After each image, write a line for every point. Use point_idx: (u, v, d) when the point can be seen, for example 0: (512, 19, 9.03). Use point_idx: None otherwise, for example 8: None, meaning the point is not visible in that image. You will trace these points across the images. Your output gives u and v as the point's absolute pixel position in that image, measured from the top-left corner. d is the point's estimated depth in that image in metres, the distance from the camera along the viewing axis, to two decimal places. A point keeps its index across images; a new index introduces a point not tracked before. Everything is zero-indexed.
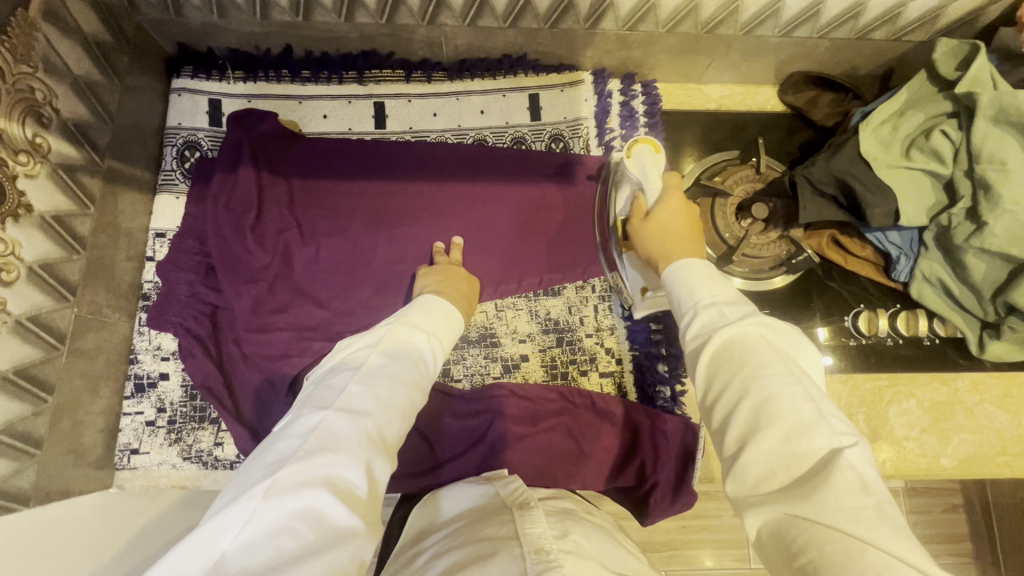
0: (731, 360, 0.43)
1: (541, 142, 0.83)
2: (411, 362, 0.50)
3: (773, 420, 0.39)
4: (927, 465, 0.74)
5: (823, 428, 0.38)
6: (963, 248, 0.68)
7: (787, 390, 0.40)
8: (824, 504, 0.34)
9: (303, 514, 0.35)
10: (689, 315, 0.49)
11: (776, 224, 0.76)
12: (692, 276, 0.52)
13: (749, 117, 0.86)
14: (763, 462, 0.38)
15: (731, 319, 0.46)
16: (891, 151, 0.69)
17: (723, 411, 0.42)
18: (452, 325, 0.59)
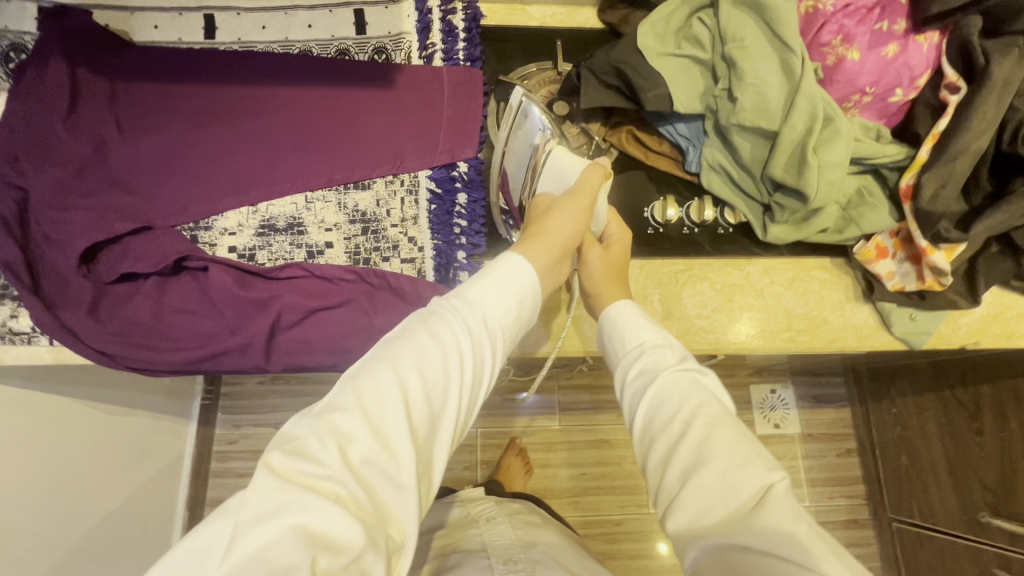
0: (671, 398, 0.55)
1: (364, 54, 0.86)
2: (449, 350, 0.48)
3: (707, 456, 0.49)
4: (716, 340, 0.79)
5: (758, 462, 0.48)
6: (729, 128, 0.74)
7: (717, 429, 0.51)
8: (757, 519, 0.44)
9: (288, 528, 0.37)
10: (634, 354, 0.61)
11: (577, 120, 0.83)
12: (637, 322, 0.64)
13: (566, 34, 0.92)
14: (700, 498, 0.47)
15: (669, 364, 0.58)
16: (664, 42, 0.75)
17: (668, 445, 0.52)
18: (513, 296, 0.53)
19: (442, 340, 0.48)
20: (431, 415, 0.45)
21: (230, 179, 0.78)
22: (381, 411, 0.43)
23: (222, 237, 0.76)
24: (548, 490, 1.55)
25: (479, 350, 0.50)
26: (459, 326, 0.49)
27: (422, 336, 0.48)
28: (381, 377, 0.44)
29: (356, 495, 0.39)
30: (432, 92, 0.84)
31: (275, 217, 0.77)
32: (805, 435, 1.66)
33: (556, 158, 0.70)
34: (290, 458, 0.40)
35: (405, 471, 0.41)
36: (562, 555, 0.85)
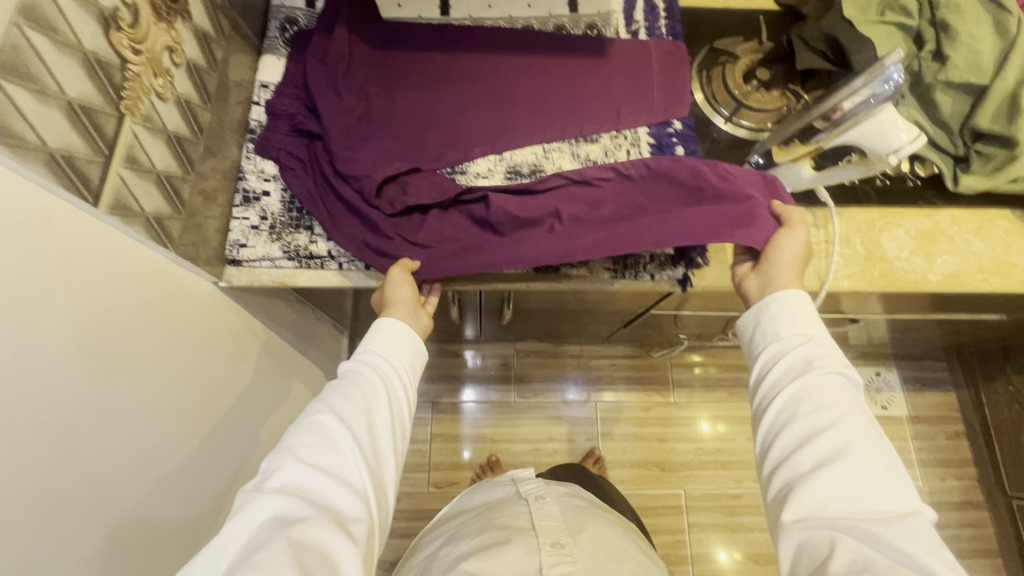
0: (826, 396, 0.58)
1: (578, 29, 0.97)
2: (360, 386, 0.64)
3: (855, 456, 0.54)
4: (917, 279, 0.86)
5: (908, 493, 0.53)
6: (933, 86, 0.83)
7: (866, 441, 0.55)
8: (897, 532, 0.49)
9: (287, 509, 0.51)
10: (803, 341, 0.64)
11: (777, 85, 0.92)
12: (799, 309, 0.66)
13: (750, 14, 1.02)
14: (837, 486, 0.52)
15: (827, 366, 0.61)
16: (868, 13, 0.85)
17: (806, 429, 0.57)
18: (407, 348, 0.72)
19: (366, 381, 0.66)
20: (369, 434, 0.61)
21: (476, 131, 0.88)
22: (324, 431, 0.58)
23: (476, 180, 0.86)
24: (665, 464, 1.59)
25: (387, 390, 0.66)
26: (376, 370, 0.68)
27: (349, 380, 0.65)
28: (318, 411, 0.60)
29: (325, 487, 0.54)
30: (642, 62, 0.94)
31: (520, 164, 0.87)
32: (912, 418, 1.70)
33: (880, 121, 0.68)
34: (258, 480, 0.54)
35: (360, 467, 0.57)
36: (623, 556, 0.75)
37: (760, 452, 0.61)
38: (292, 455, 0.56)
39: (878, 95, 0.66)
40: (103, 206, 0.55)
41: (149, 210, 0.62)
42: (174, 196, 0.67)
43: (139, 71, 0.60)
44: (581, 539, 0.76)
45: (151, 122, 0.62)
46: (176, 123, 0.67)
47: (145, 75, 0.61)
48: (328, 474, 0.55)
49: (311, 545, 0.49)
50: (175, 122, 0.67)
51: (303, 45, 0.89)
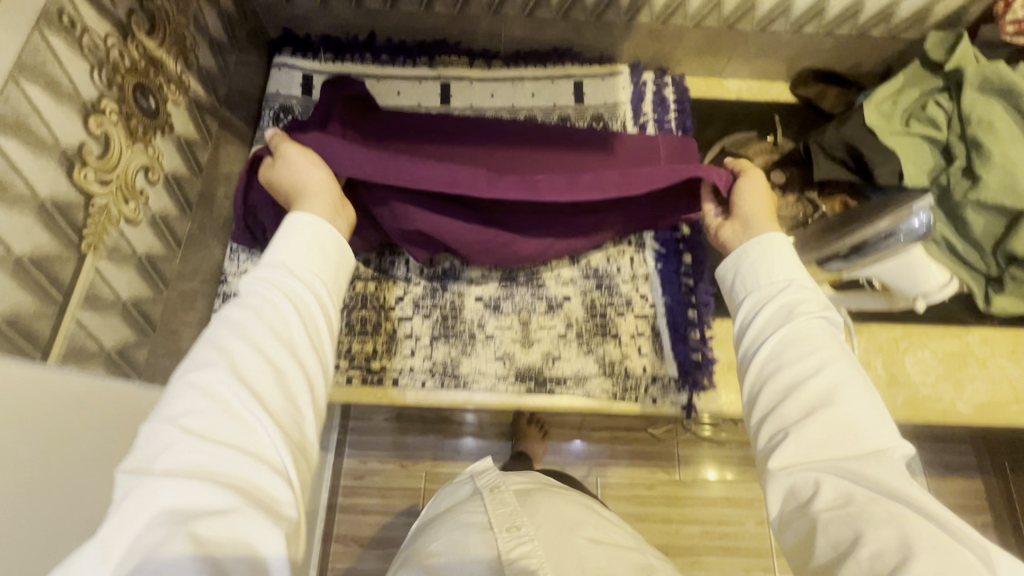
0: (804, 341, 0.51)
1: (584, 121, 0.92)
2: (275, 307, 0.48)
3: (839, 400, 0.48)
4: (945, 410, 0.79)
5: (889, 427, 0.47)
6: (964, 205, 0.77)
7: (856, 397, 0.48)
8: (878, 465, 0.44)
9: (183, 501, 0.38)
10: (778, 286, 0.56)
11: (793, 189, 0.86)
12: (775, 256, 0.58)
13: (765, 107, 0.97)
14: (815, 436, 0.46)
15: (807, 310, 0.54)
16: (893, 122, 0.80)
17: (786, 379, 0.50)
18: (328, 255, 0.55)
19: (276, 307, 0.48)
20: (292, 363, 0.47)
21: None
22: (215, 394, 0.43)
23: (469, 286, 0.81)
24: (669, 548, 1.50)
25: (303, 304, 0.51)
26: (289, 289, 0.50)
27: (249, 305, 0.48)
28: (208, 362, 0.43)
29: (223, 466, 0.40)
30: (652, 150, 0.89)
31: (517, 270, 0.82)
32: None
33: (908, 262, 0.63)
34: (134, 457, 0.40)
35: (274, 434, 0.42)
36: (579, 523, 0.68)
37: (749, 386, 0.53)
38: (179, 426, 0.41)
39: (907, 234, 0.60)
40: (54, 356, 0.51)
41: (110, 346, 0.58)
42: (142, 321, 0.63)
43: (106, 202, 0.56)
44: (536, 515, 0.68)
45: (118, 251, 0.59)
46: (149, 243, 0.63)
47: (113, 204, 0.57)
48: (237, 450, 0.41)
49: (219, 544, 0.37)
50: (147, 242, 0.63)
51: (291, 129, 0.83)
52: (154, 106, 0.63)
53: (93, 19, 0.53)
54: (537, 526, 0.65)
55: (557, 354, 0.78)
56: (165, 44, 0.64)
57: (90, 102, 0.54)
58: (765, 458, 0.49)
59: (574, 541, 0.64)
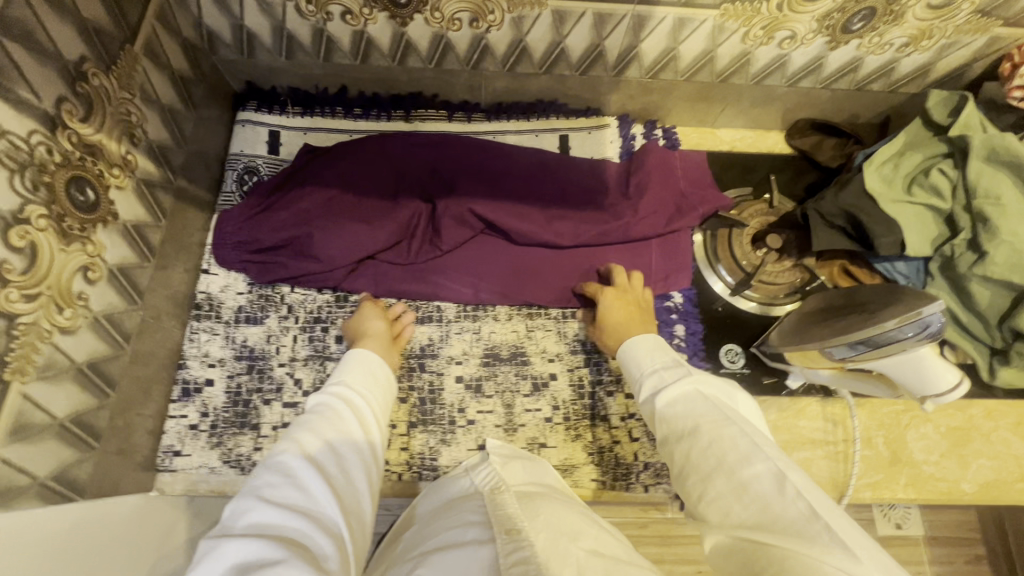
0: (681, 412, 0.51)
1: None
2: (331, 412, 0.53)
3: (722, 456, 0.46)
4: (948, 489, 0.75)
5: (760, 455, 0.44)
6: (968, 277, 0.73)
7: (734, 439, 0.46)
8: (786, 530, 0.39)
9: (251, 558, 0.37)
10: (649, 375, 0.57)
11: (790, 254, 0.83)
12: (641, 346, 0.60)
13: (759, 158, 0.93)
14: (714, 492, 0.45)
15: (674, 378, 0.54)
16: (895, 187, 0.75)
17: (681, 457, 0.49)
18: (379, 376, 0.61)
19: (335, 409, 0.53)
20: (356, 445, 0.51)
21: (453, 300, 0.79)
22: (293, 466, 0.46)
23: (449, 365, 0.76)
24: None
25: (360, 408, 0.55)
26: (350, 400, 0.56)
27: (322, 410, 0.53)
28: (289, 446, 0.48)
29: (289, 529, 0.41)
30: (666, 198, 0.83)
31: (500, 346, 0.77)
32: None
33: (920, 363, 0.59)
34: (230, 524, 0.41)
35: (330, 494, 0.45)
36: (584, 536, 0.46)
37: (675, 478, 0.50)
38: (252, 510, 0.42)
39: (920, 331, 0.56)
40: None
41: (45, 473, 0.53)
42: (84, 434, 0.58)
43: (34, 317, 0.50)
44: (540, 522, 0.48)
45: (52, 367, 0.53)
46: (90, 349, 0.58)
47: (43, 318, 0.51)
48: (305, 516, 0.42)
49: None
50: (88, 348, 0.58)
51: (259, 190, 0.77)
52: (92, 199, 0.57)
53: (12, 120, 0.47)
54: (539, 533, 0.45)
55: (543, 441, 0.73)
56: (106, 126, 0.59)
57: (11, 212, 0.48)
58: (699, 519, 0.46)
59: (575, 549, 0.43)
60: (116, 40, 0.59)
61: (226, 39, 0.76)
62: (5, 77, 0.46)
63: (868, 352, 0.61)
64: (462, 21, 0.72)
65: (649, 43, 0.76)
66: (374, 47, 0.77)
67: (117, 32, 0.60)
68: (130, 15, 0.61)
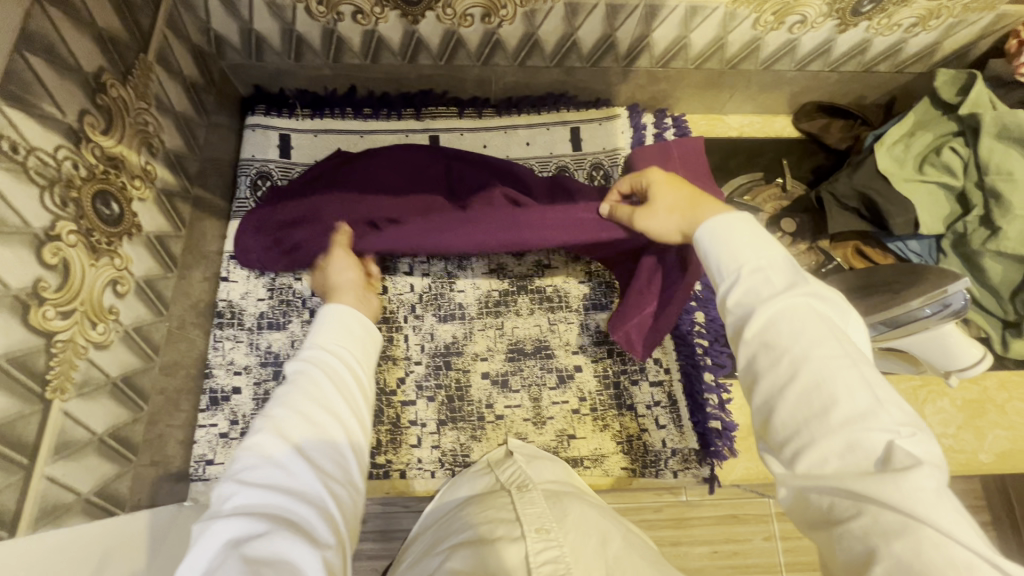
0: (781, 333, 0.40)
1: (583, 170, 0.88)
2: (308, 379, 0.48)
3: (830, 398, 0.36)
4: (967, 461, 0.77)
5: (881, 410, 0.35)
6: (980, 252, 0.74)
7: (846, 377, 0.36)
8: (897, 487, 0.31)
9: (236, 539, 0.35)
10: (734, 279, 0.45)
11: (805, 237, 0.84)
12: (734, 240, 0.47)
13: (768, 143, 0.93)
14: (813, 433, 0.36)
15: (777, 288, 0.42)
16: (906, 167, 0.76)
17: (771, 384, 0.39)
18: (362, 336, 0.56)
19: (315, 375, 0.48)
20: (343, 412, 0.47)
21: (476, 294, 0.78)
22: (277, 445, 0.42)
23: (475, 362, 0.76)
24: None
25: (341, 371, 0.51)
26: (329, 362, 0.51)
27: (299, 378, 0.48)
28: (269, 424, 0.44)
29: (276, 508, 0.38)
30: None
31: (524, 341, 0.78)
32: None
33: (941, 339, 0.60)
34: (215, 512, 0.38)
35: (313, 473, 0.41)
36: (613, 536, 0.47)
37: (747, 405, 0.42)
38: (234, 491, 0.39)
39: (941, 310, 0.57)
40: (25, 526, 0.45)
41: (88, 488, 0.53)
42: (120, 447, 0.58)
43: (71, 334, 0.50)
44: (567, 523, 0.47)
45: (90, 382, 0.53)
46: (123, 362, 0.58)
47: (79, 335, 0.51)
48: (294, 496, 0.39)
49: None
50: (121, 361, 0.58)
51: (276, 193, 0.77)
52: (117, 212, 0.56)
53: (38, 136, 0.47)
54: (567, 533, 0.45)
55: (571, 432, 0.74)
56: (126, 137, 0.58)
57: (43, 230, 0.47)
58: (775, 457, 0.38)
59: (603, 551, 0.44)
60: (130, 49, 0.59)
61: (234, 43, 0.75)
62: (31, 93, 0.46)
63: (892, 330, 0.61)
64: (474, 17, 0.72)
65: (660, 32, 0.76)
66: (385, 45, 0.76)
67: (130, 41, 0.59)
68: (142, 22, 0.60)
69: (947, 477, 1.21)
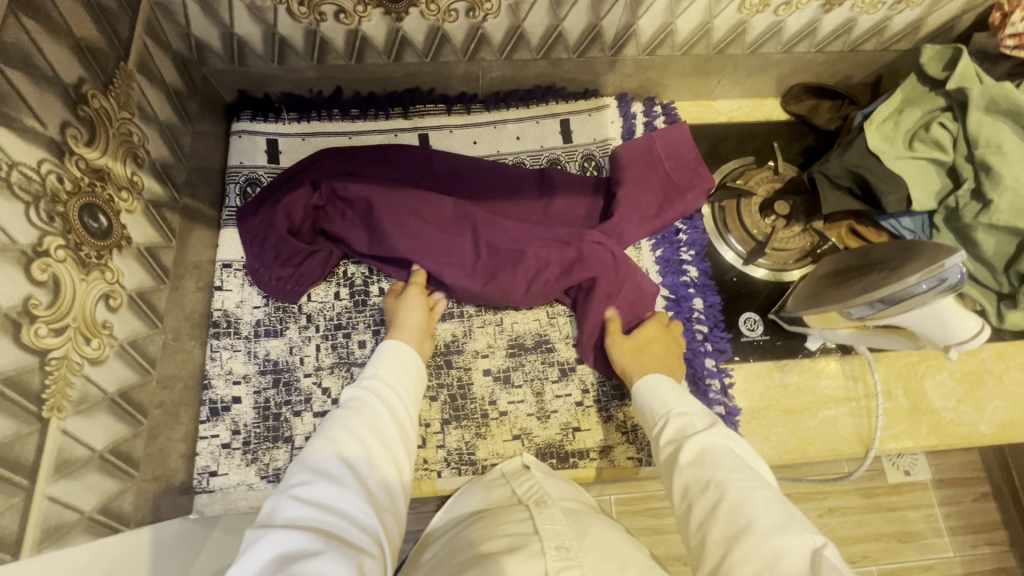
0: (709, 464, 0.48)
1: (574, 162, 0.87)
2: (360, 407, 0.53)
3: (751, 519, 0.42)
4: (968, 433, 0.78)
5: (795, 526, 0.41)
6: (974, 226, 0.75)
7: (758, 497, 0.44)
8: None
9: (289, 549, 0.38)
10: (663, 420, 0.55)
11: (799, 218, 0.84)
12: (662, 389, 0.59)
13: (757, 127, 0.93)
14: (745, 562, 0.40)
15: (699, 427, 0.52)
16: (896, 144, 0.77)
17: (702, 514, 0.45)
18: (411, 373, 0.61)
19: (366, 405, 0.53)
20: (388, 438, 0.51)
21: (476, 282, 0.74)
22: (322, 466, 0.46)
23: (476, 359, 0.76)
24: None
25: (388, 400, 0.55)
26: (380, 393, 0.56)
27: (351, 407, 0.53)
28: (319, 447, 0.48)
29: (325, 522, 0.41)
30: (654, 180, 0.83)
31: (523, 335, 0.78)
32: None
33: (938, 314, 0.61)
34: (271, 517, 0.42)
35: (358, 495, 0.44)
36: (633, 562, 0.45)
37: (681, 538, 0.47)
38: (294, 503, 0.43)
39: (937, 285, 0.57)
40: (28, 547, 0.45)
41: (91, 506, 0.52)
42: (122, 463, 0.57)
43: (65, 351, 0.49)
44: (587, 542, 0.47)
45: (87, 399, 0.52)
46: (120, 377, 0.57)
47: (73, 351, 0.50)
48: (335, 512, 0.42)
49: None
50: (118, 377, 0.57)
51: (270, 197, 0.77)
52: (105, 226, 0.55)
53: (20, 150, 0.46)
54: (588, 553, 0.45)
55: (576, 425, 0.74)
56: (111, 149, 0.57)
57: (31, 246, 0.46)
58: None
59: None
60: (110, 59, 0.57)
61: (215, 49, 0.74)
62: (10, 106, 0.45)
63: (888, 308, 0.62)
64: (458, 12, 0.71)
65: (646, 20, 0.76)
66: (369, 44, 0.75)
67: (110, 51, 0.58)
68: (121, 31, 0.59)
69: (946, 451, 1.22)
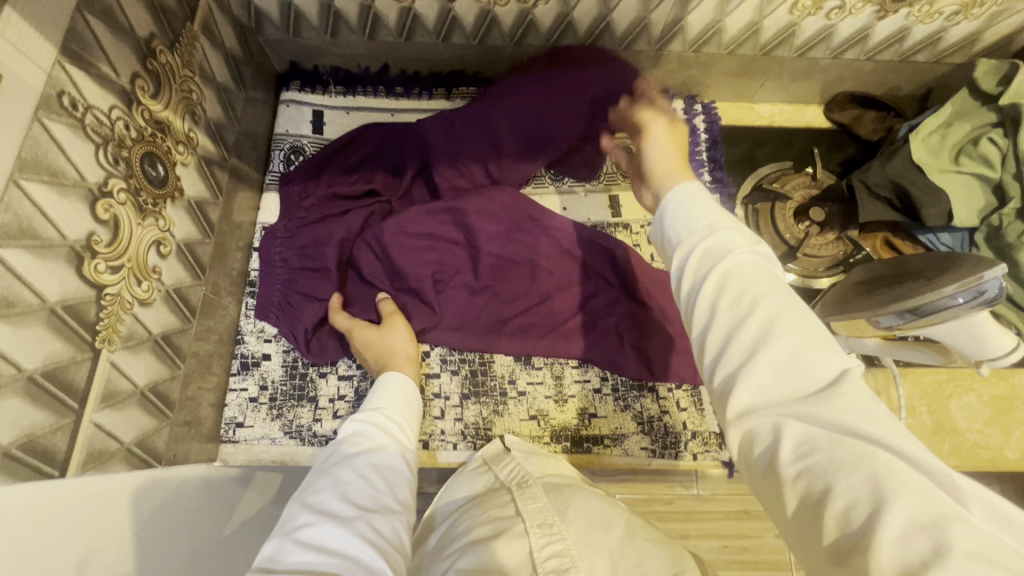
0: (745, 276, 0.40)
1: None
2: (360, 442, 0.50)
3: (779, 331, 0.37)
4: (992, 457, 0.76)
5: (831, 344, 0.37)
6: (1016, 246, 0.73)
7: (789, 308, 0.38)
8: (835, 405, 0.33)
9: None
10: (697, 233, 0.44)
11: (834, 225, 0.83)
12: (690, 198, 0.46)
13: (798, 133, 0.93)
14: (764, 370, 0.36)
15: (738, 243, 0.43)
16: (941, 157, 0.76)
17: (724, 324, 0.39)
18: (411, 404, 0.59)
19: (369, 438, 0.51)
20: (393, 476, 0.48)
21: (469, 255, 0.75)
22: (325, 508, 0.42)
23: None
24: None
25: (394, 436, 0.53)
26: (386, 428, 0.53)
27: (354, 441, 0.50)
28: (321, 487, 0.44)
29: (331, 565, 0.38)
30: None
31: None
32: None
33: (971, 325, 0.60)
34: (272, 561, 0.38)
35: (361, 536, 0.40)
36: (615, 523, 0.47)
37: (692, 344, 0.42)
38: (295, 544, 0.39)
39: (974, 298, 0.56)
40: (73, 467, 0.48)
41: (130, 439, 0.56)
42: (159, 403, 0.60)
43: (119, 289, 0.52)
44: (569, 514, 0.48)
45: (132, 338, 0.55)
46: (163, 321, 0.60)
47: (125, 290, 0.53)
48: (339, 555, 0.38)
49: None
50: (161, 321, 0.60)
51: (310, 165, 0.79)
52: (162, 175, 0.58)
53: (95, 94, 0.48)
54: (570, 525, 0.46)
55: (593, 411, 0.75)
56: (172, 103, 0.60)
57: (97, 186, 0.49)
58: (723, 390, 0.38)
59: (609, 540, 0.44)
60: (178, 19, 0.60)
61: (273, 18, 0.76)
62: (89, 52, 0.47)
63: (914, 316, 0.61)
64: None
65: (696, 15, 0.76)
66: (420, 23, 0.77)
67: (179, 11, 0.60)
68: None
69: None
